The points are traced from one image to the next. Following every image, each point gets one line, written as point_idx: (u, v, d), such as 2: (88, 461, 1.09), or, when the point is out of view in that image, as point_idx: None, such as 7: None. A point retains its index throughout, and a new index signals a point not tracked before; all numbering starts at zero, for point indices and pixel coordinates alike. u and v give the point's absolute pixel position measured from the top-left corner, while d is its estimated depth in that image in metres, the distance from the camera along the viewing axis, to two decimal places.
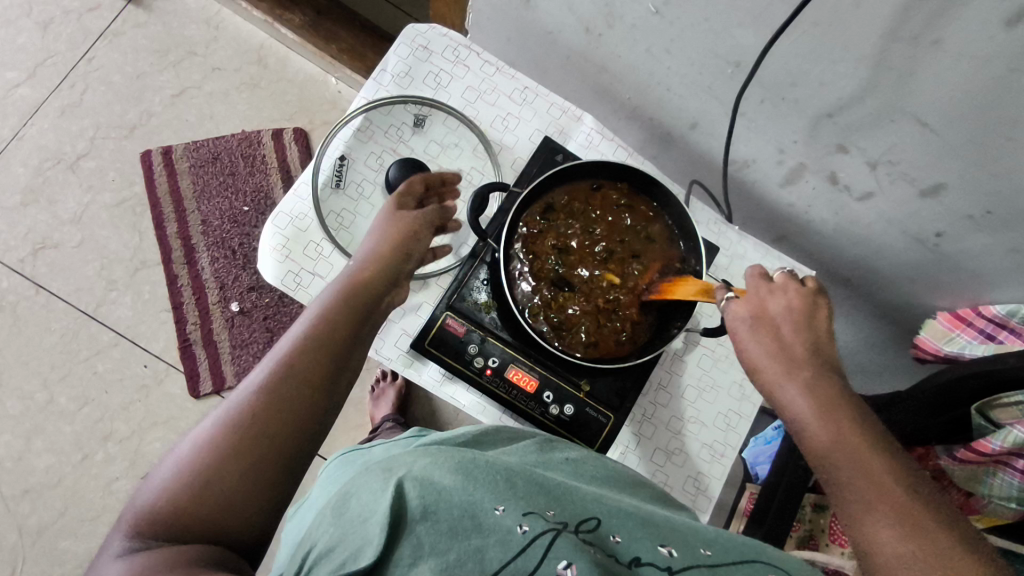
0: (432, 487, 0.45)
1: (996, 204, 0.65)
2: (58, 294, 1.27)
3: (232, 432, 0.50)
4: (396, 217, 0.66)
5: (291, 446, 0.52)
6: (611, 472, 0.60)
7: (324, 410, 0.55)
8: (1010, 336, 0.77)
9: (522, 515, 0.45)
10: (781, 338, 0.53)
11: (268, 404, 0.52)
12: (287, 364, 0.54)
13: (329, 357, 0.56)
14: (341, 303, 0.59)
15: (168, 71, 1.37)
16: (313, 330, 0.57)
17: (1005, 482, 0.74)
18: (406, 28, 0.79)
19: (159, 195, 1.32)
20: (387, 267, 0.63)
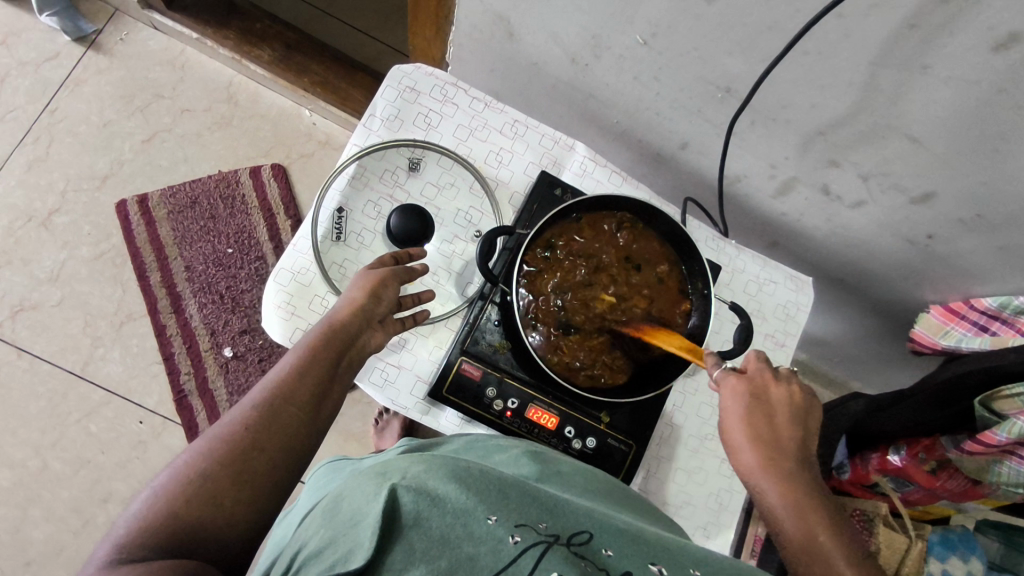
0: (428, 491, 0.44)
1: (986, 208, 0.67)
2: (42, 356, 1.23)
3: (227, 445, 0.53)
4: (365, 281, 0.66)
5: (280, 461, 0.55)
6: (600, 486, 0.58)
7: (316, 430, 0.59)
8: (1003, 327, 0.80)
9: (515, 527, 0.44)
10: (763, 419, 0.60)
11: (261, 421, 0.56)
12: (282, 387, 0.58)
13: (317, 380, 0.60)
14: (330, 329, 0.62)
15: (136, 116, 1.33)
16: (305, 355, 0.60)
17: (1012, 470, 0.77)
18: (392, 71, 0.78)
19: (139, 245, 1.29)
20: (367, 315, 0.64)
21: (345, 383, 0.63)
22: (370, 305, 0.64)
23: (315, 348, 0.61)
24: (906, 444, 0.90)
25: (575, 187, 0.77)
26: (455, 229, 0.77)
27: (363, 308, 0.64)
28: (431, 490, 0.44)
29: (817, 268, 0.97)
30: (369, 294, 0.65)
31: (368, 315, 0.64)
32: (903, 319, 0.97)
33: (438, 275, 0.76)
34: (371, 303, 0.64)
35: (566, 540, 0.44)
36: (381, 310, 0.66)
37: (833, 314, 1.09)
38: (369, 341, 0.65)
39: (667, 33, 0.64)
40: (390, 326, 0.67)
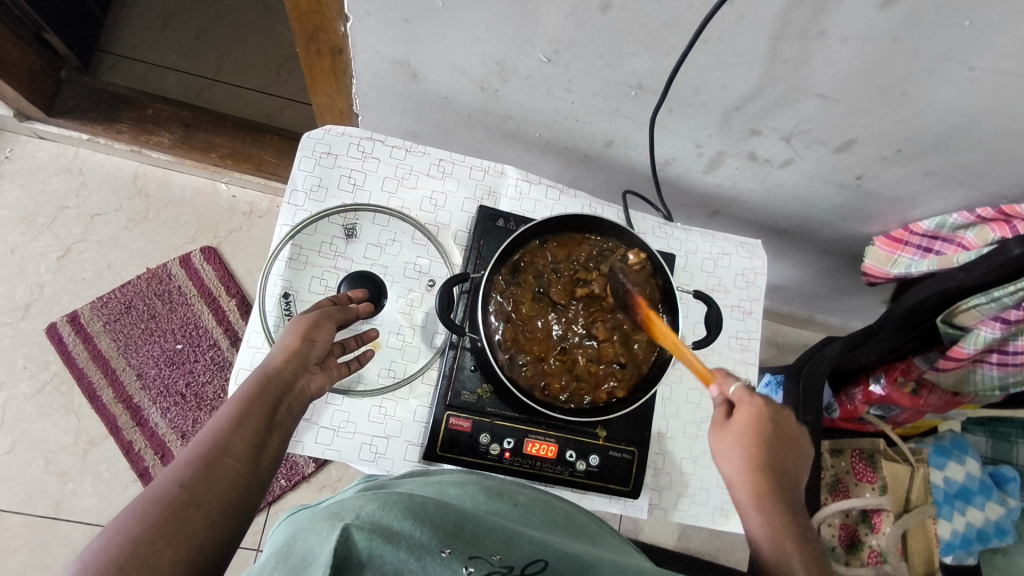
0: (382, 528, 0.42)
1: (905, 143, 0.69)
2: (7, 508, 1.15)
3: (156, 507, 0.43)
4: (301, 328, 0.59)
5: (220, 520, 0.45)
6: (556, 515, 0.59)
7: (259, 483, 0.50)
8: (944, 244, 0.82)
9: (467, 559, 0.43)
10: (760, 458, 0.56)
11: (196, 478, 0.46)
12: (215, 438, 0.49)
13: (256, 431, 0.51)
14: (264, 377, 0.55)
15: (44, 234, 1.26)
16: (239, 404, 0.52)
17: (985, 376, 0.80)
18: (303, 140, 0.75)
19: (81, 365, 1.22)
20: (300, 361, 0.57)
21: (287, 430, 0.55)
22: (305, 349, 0.58)
23: (251, 395, 0.53)
24: (884, 373, 0.94)
25: (516, 214, 0.76)
26: (409, 283, 0.75)
27: (298, 353, 0.57)
28: (386, 528, 0.42)
29: (762, 226, 0.99)
30: (303, 338, 0.58)
31: (302, 359, 0.58)
32: (851, 253, 1.01)
33: (403, 333, 0.74)
34: (304, 346, 0.58)
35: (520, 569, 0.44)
36: (317, 354, 0.59)
37: (786, 261, 1.11)
38: (309, 385, 0.58)
39: (569, 47, 0.64)
40: (332, 369, 0.61)
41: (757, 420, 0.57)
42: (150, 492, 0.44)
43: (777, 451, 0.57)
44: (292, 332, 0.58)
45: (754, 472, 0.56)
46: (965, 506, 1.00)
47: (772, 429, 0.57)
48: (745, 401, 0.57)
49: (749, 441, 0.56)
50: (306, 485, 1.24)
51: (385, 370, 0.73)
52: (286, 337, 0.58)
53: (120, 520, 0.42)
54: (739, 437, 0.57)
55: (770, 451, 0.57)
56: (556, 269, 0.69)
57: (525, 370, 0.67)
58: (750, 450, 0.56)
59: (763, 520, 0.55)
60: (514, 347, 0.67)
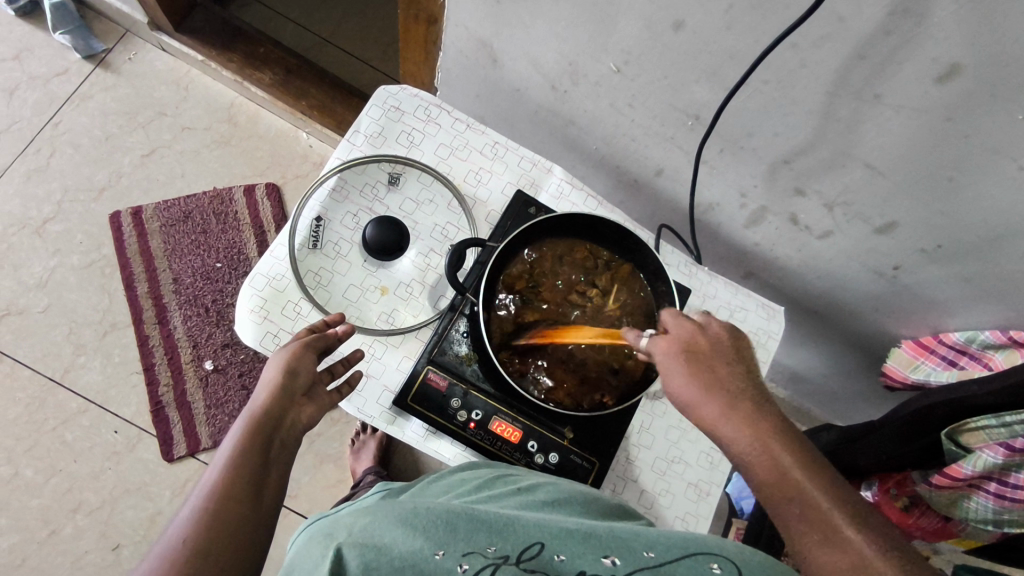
0: (371, 543, 0.46)
1: (946, 239, 0.68)
2: (24, 361, 1.24)
3: (169, 560, 0.49)
4: (288, 361, 0.63)
5: (229, 561, 0.51)
6: (560, 491, 0.60)
7: (264, 519, 0.55)
8: (970, 361, 0.79)
9: (462, 555, 0.46)
10: (709, 377, 0.55)
11: (203, 526, 0.51)
12: (215, 486, 0.54)
13: (251, 468, 0.56)
14: (254, 417, 0.59)
15: (137, 132, 1.37)
16: (233, 449, 0.57)
17: (979, 506, 0.76)
18: (378, 90, 0.81)
19: (129, 256, 1.30)
20: (284, 395, 0.61)
21: (283, 462, 0.59)
22: (289, 382, 0.62)
23: (243, 439, 0.58)
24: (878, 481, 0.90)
25: (548, 208, 0.80)
26: (432, 243, 0.78)
27: (282, 387, 0.61)
28: (375, 541, 0.46)
29: (793, 301, 0.98)
30: (285, 371, 0.62)
31: (288, 392, 0.62)
32: (877, 354, 0.98)
33: (411, 287, 0.77)
34: (289, 379, 0.62)
35: (516, 557, 0.46)
36: (302, 384, 0.63)
37: (810, 348, 1.09)
38: (298, 418, 0.62)
39: (639, 61, 0.67)
40: (321, 398, 0.65)
41: (692, 345, 0.57)
42: (164, 547, 0.50)
43: (715, 365, 0.56)
44: (277, 368, 0.63)
45: (705, 390, 0.55)
46: None
47: (705, 348, 0.57)
48: (676, 323, 0.58)
49: (693, 369, 0.55)
50: None
51: (385, 314, 0.76)
52: (271, 374, 0.62)
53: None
54: (676, 361, 0.56)
55: (719, 366, 0.56)
56: (572, 262, 0.72)
57: (516, 346, 0.69)
58: (695, 370, 0.55)
59: (744, 442, 0.53)
60: (515, 322, 0.70)
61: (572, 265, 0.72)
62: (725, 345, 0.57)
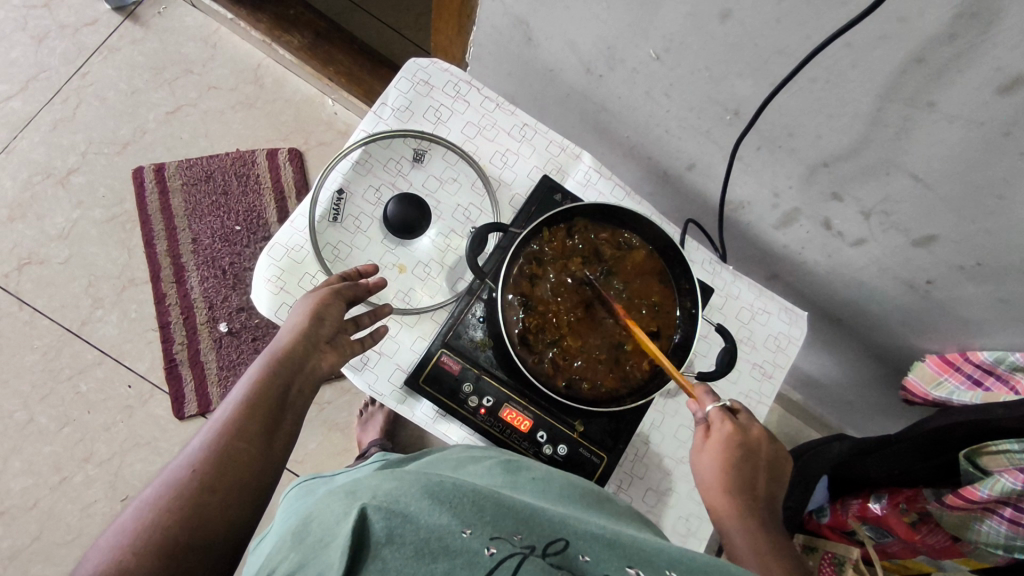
0: (399, 510, 0.44)
1: (985, 257, 0.66)
2: (42, 310, 1.25)
3: (176, 494, 0.52)
4: (312, 311, 0.64)
5: (235, 504, 0.53)
6: (576, 490, 0.59)
7: (271, 463, 0.57)
8: (997, 382, 0.77)
9: (489, 539, 0.43)
10: (732, 475, 0.61)
11: (212, 461, 0.54)
12: (231, 423, 0.57)
13: (265, 414, 0.59)
14: (278, 358, 0.61)
15: (163, 88, 1.36)
16: (250, 389, 0.60)
17: (991, 529, 0.74)
18: (408, 63, 0.79)
19: (150, 213, 1.30)
20: (304, 342, 0.63)
21: (298, 411, 0.62)
22: (314, 328, 0.63)
23: (262, 381, 0.60)
24: (888, 494, 0.89)
25: (574, 195, 0.78)
26: (453, 224, 0.77)
27: (307, 332, 0.63)
28: (403, 510, 0.44)
29: (816, 306, 0.96)
30: (311, 317, 0.63)
31: (312, 337, 0.63)
32: (898, 366, 0.96)
33: (430, 267, 0.76)
34: (315, 326, 0.63)
35: (542, 550, 0.44)
36: (327, 332, 0.64)
37: (828, 354, 1.07)
38: (320, 364, 0.64)
39: (680, 50, 0.65)
40: (344, 347, 0.66)
41: (731, 436, 0.62)
42: (175, 471, 0.54)
43: (742, 458, 0.62)
44: (302, 315, 0.64)
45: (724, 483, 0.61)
46: None
47: (739, 440, 0.62)
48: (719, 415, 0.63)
49: (724, 467, 0.62)
50: None
51: (401, 293, 0.75)
52: (296, 318, 0.64)
53: (150, 494, 0.52)
54: (716, 461, 0.62)
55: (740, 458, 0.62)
56: (594, 249, 0.70)
57: (529, 332, 0.68)
58: (723, 457, 0.62)
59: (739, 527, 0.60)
60: (530, 309, 0.68)
61: (592, 252, 0.70)
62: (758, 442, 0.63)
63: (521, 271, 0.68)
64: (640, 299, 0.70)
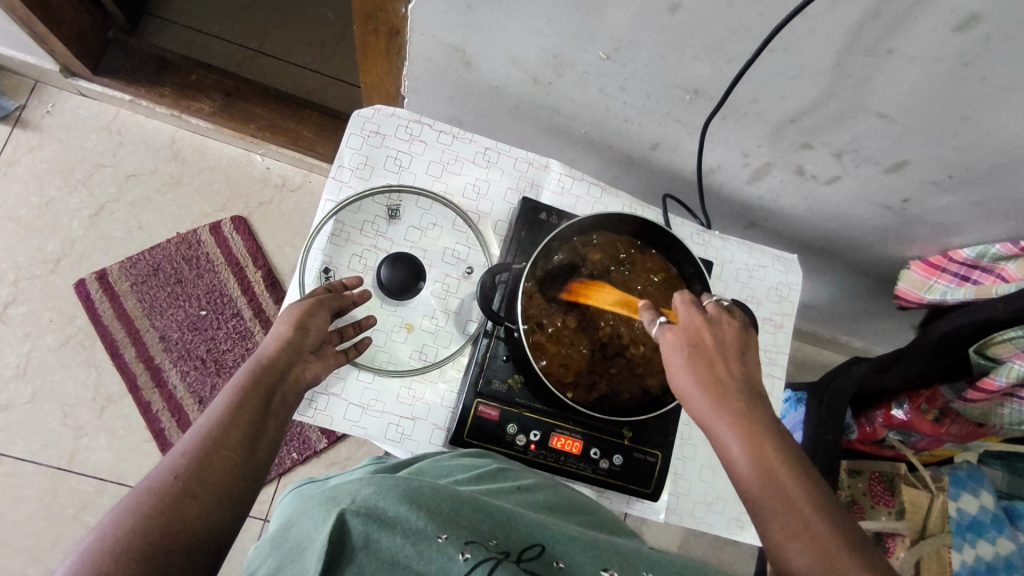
0: (377, 514, 0.44)
1: (957, 170, 0.68)
2: (23, 457, 1.17)
3: (155, 497, 0.46)
4: (296, 322, 0.61)
5: (217, 509, 0.48)
6: (559, 497, 0.61)
7: (257, 472, 0.52)
8: (983, 274, 0.82)
9: (464, 543, 0.45)
10: (715, 367, 0.53)
11: (195, 466, 0.48)
12: (214, 428, 0.52)
13: (252, 419, 0.54)
14: (259, 365, 0.57)
15: (79, 190, 1.27)
16: (231, 397, 0.54)
17: (1014, 410, 0.79)
18: (352, 118, 0.76)
19: (106, 323, 1.23)
20: (286, 352, 0.59)
21: (282, 419, 0.57)
22: (300, 337, 0.60)
23: (246, 386, 0.55)
24: (908, 398, 0.93)
25: (560, 209, 0.76)
26: (446, 269, 0.75)
27: (292, 341, 0.60)
28: (382, 514, 0.44)
29: (797, 242, 0.99)
30: (297, 326, 0.60)
31: (298, 347, 0.60)
32: (885, 277, 1.00)
33: (437, 318, 0.74)
34: (300, 335, 0.60)
35: (516, 557, 0.46)
36: (312, 341, 0.62)
37: (815, 279, 1.11)
38: (303, 373, 0.60)
39: (631, 46, 0.64)
40: (329, 357, 0.64)
41: (703, 339, 0.54)
42: (153, 475, 0.47)
43: (726, 355, 0.53)
44: (286, 324, 0.61)
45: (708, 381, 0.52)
46: (975, 539, 1.02)
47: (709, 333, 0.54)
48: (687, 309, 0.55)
49: (700, 364, 0.53)
50: (316, 460, 1.25)
51: (416, 352, 0.73)
52: (280, 329, 0.60)
53: (127, 500, 0.45)
54: (688, 354, 0.53)
55: (727, 359, 0.53)
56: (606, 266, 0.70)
57: (558, 364, 0.68)
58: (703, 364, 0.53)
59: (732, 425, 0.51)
60: (552, 340, 0.68)
61: (605, 269, 0.70)
62: (736, 338, 0.54)
63: (535, 307, 0.67)
64: (664, 303, 0.69)
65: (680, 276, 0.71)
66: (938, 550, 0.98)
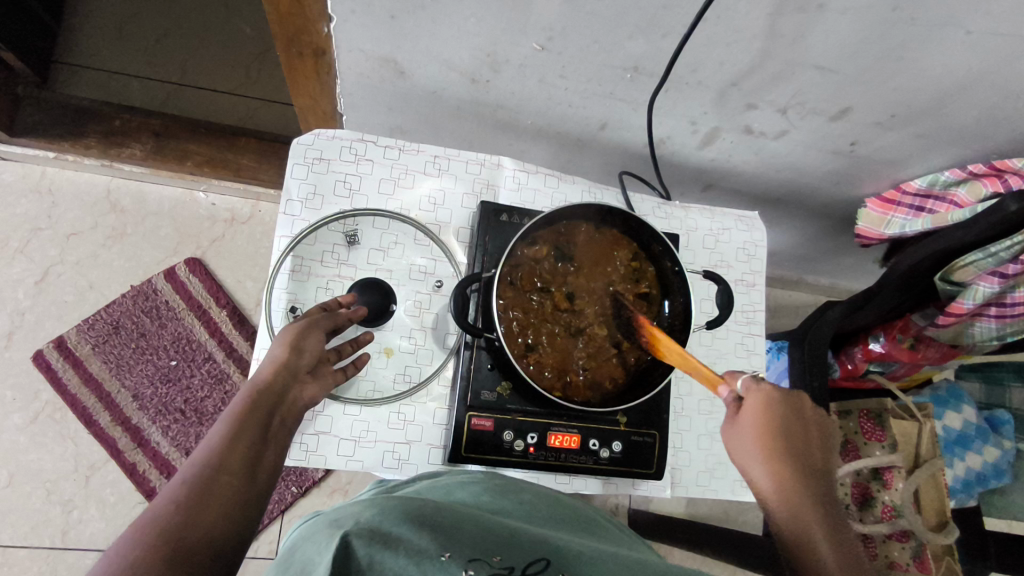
0: (381, 534, 0.41)
1: (899, 107, 0.69)
2: (13, 542, 1.13)
3: (157, 529, 0.41)
4: (288, 346, 0.57)
5: (222, 536, 0.43)
6: (565, 516, 0.58)
7: (259, 498, 0.48)
8: (936, 203, 0.84)
9: (467, 562, 0.41)
10: (779, 442, 0.53)
11: (193, 494, 0.44)
12: (211, 455, 0.47)
13: (250, 444, 0.50)
14: (256, 389, 0.54)
15: (19, 259, 1.21)
16: (228, 422, 0.51)
17: (983, 328, 0.82)
18: (292, 147, 0.73)
19: (73, 391, 1.18)
20: (281, 376, 0.56)
21: (282, 443, 0.53)
22: (294, 359, 0.57)
23: (242, 411, 0.52)
24: (883, 331, 0.96)
25: (520, 207, 0.74)
26: (416, 286, 0.74)
27: (287, 363, 0.57)
28: (385, 534, 0.41)
29: (755, 196, 1.00)
30: (291, 347, 0.58)
31: (293, 370, 0.57)
32: (843, 217, 1.02)
33: (415, 337, 0.73)
34: (294, 356, 0.57)
35: (520, 569, 0.42)
36: (307, 363, 0.59)
37: (777, 228, 1.12)
38: (299, 397, 0.57)
39: (564, 34, 0.63)
40: (325, 377, 0.61)
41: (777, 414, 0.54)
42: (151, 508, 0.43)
43: (794, 433, 0.54)
44: (279, 348, 0.57)
45: (775, 458, 0.52)
46: (963, 453, 1.05)
47: (789, 411, 0.54)
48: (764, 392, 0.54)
49: (769, 440, 0.52)
50: (317, 490, 1.24)
51: (400, 375, 0.72)
52: (271, 353, 0.57)
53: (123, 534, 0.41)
54: (760, 426, 0.53)
55: (796, 439, 0.54)
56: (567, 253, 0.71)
57: (537, 357, 0.68)
58: (777, 446, 0.52)
59: (795, 495, 0.52)
60: (526, 334, 0.68)
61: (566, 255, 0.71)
62: (808, 422, 0.56)
63: (504, 303, 0.67)
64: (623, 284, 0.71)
65: (646, 254, 0.71)
66: (933, 473, 0.98)
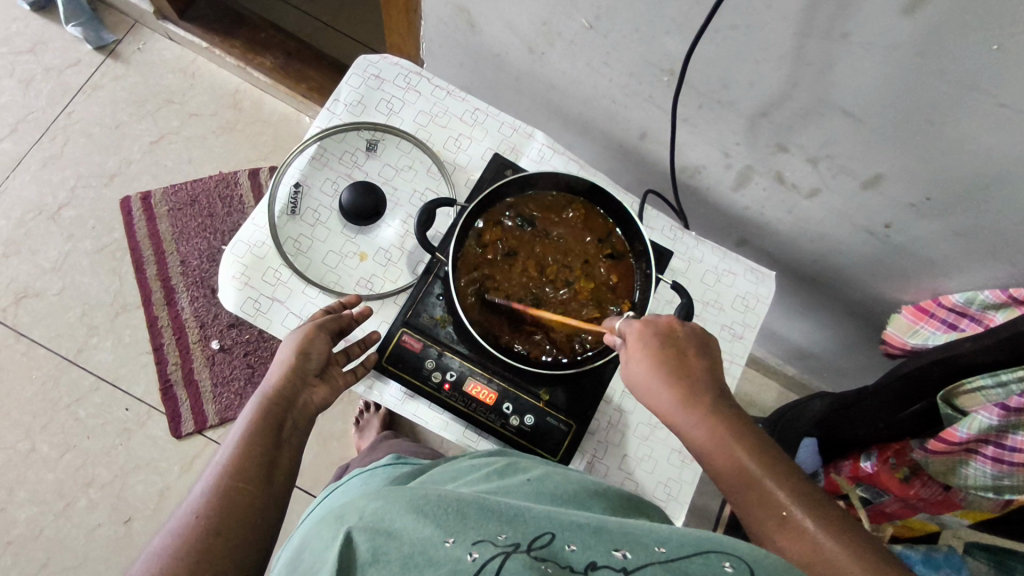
0: (384, 529, 0.44)
1: (933, 190, 0.65)
2: (39, 341, 1.28)
3: (183, 540, 0.51)
4: (295, 348, 0.63)
5: (240, 541, 0.52)
6: (575, 483, 0.58)
7: (275, 499, 0.56)
8: (971, 323, 0.74)
9: (473, 544, 0.42)
10: (668, 373, 0.58)
11: (213, 508, 0.53)
12: (230, 467, 0.56)
13: (264, 453, 0.58)
14: (267, 400, 0.61)
15: (146, 119, 1.41)
16: (248, 429, 0.59)
17: (977, 471, 0.72)
18: (358, 60, 0.81)
19: (138, 239, 1.34)
20: (291, 382, 0.62)
21: (295, 446, 0.61)
22: (302, 364, 0.63)
23: (258, 420, 0.59)
24: (877, 451, 0.87)
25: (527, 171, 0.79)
26: (411, 210, 0.78)
27: (295, 369, 0.62)
28: (388, 527, 0.44)
29: (788, 267, 0.95)
30: (298, 352, 0.63)
31: (301, 373, 0.63)
32: (878, 322, 0.94)
33: (390, 254, 0.77)
34: (302, 361, 0.63)
35: (525, 546, 0.42)
36: (314, 365, 0.64)
37: (810, 318, 1.06)
38: (310, 400, 0.63)
39: (609, 15, 0.66)
40: (335, 379, 0.66)
41: (662, 348, 0.59)
42: (181, 518, 0.53)
43: (680, 366, 0.59)
44: (287, 352, 0.63)
45: (667, 393, 0.58)
46: None
47: (668, 349, 0.59)
48: (660, 322, 0.61)
49: (651, 373, 0.59)
50: None
51: (363, 280, 0.76)
52: (281, 358, 0.63)
53: (162, 543, 0.51)
54: (642, 360, 0.59)
55: (690, 363, 0.59)
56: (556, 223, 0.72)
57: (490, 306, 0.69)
58: (670, 373, 0.58)
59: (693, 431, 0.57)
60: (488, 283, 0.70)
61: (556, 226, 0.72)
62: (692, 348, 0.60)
63: (475, 245, 0.69)
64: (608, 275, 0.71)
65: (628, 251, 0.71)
66: None
